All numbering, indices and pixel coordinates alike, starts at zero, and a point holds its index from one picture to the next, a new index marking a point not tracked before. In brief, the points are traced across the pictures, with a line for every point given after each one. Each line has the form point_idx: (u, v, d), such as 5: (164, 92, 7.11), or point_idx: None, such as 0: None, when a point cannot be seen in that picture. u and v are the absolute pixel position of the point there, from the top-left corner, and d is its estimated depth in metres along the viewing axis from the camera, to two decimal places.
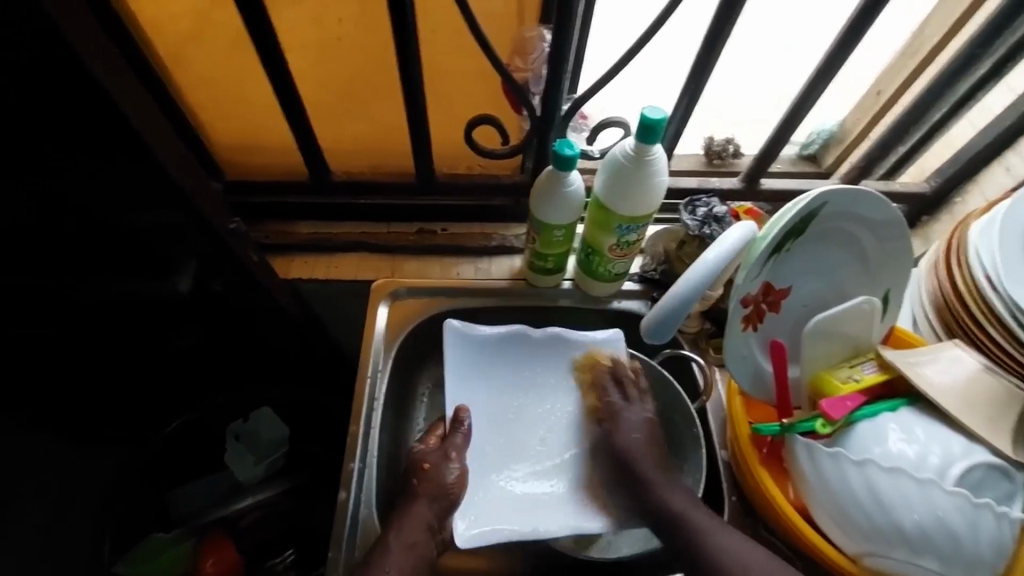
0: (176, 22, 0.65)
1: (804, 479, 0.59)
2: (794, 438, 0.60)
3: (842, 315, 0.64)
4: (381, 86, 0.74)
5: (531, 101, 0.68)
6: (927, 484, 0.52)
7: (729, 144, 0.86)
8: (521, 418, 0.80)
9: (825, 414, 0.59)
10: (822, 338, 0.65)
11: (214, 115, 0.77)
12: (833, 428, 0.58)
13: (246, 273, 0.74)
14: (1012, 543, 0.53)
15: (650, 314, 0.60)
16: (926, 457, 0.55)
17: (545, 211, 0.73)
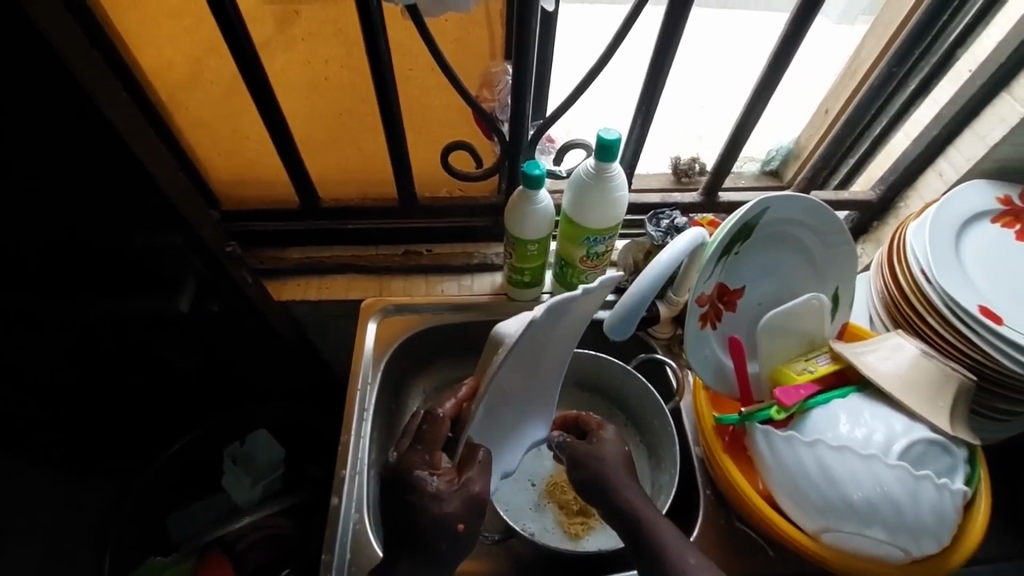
0: (178, 70, 0.72)
1: (764, 463, 0.63)
2: (753, 426, 0.64)
3: (793, 312, 0.69)
4: (363, 118, 0.81)
5: (499, 128, 0.75)
6: (871, 458, 0.57)
7: (696, 163, 0.93)
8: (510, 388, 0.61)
9: (780, 402, 0.64)
10: (777, 334, 0.70)
11: (211, 151, 0.84)
12: (787, 414, 0.63)
13: (241, 294, 0.79)
14: (954, 512, 0.57)
15: (612, 314, 0.65)
16: (872, 436, 0.60)
17: (518, 227, 0.79)
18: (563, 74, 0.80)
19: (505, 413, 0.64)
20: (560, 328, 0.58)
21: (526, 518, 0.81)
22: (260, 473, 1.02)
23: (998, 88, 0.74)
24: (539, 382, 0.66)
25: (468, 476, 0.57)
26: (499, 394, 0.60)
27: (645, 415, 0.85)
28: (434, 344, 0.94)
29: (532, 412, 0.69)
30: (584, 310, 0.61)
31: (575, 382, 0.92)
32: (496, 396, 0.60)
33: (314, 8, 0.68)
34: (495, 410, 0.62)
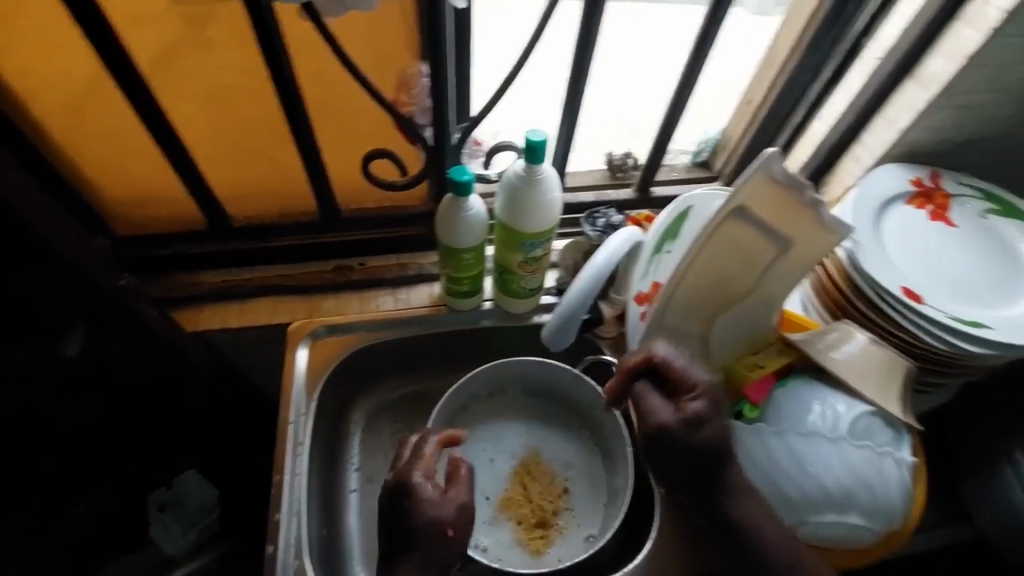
0: (44, 76, 0.65)
1: (735, 465, 0.62)
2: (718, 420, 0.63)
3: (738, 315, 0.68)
4: (273, 128, 0.76)
5: (421, 134, 0.70)
6: (838, 442, 0.59)
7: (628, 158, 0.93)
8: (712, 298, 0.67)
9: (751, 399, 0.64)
10: (730, 330, 0.69)
11: (102, 170, 0.76)
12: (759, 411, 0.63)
13: (144, 329, 0.71)
14: (909, 480, 0.60)
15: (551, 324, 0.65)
16: (834, 423, 0.61)
17: (449, 235, 0.75)
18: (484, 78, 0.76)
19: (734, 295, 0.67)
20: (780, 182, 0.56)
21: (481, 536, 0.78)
22: (189, 521, 0.96)
23: (903, 75, 0.77)
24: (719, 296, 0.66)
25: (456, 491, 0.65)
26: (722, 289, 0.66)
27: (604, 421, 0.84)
28: (373, 364, 0.90)
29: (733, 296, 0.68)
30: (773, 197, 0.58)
31: (529, 387, 0.89)
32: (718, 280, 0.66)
33: (201, 11, 0.62)
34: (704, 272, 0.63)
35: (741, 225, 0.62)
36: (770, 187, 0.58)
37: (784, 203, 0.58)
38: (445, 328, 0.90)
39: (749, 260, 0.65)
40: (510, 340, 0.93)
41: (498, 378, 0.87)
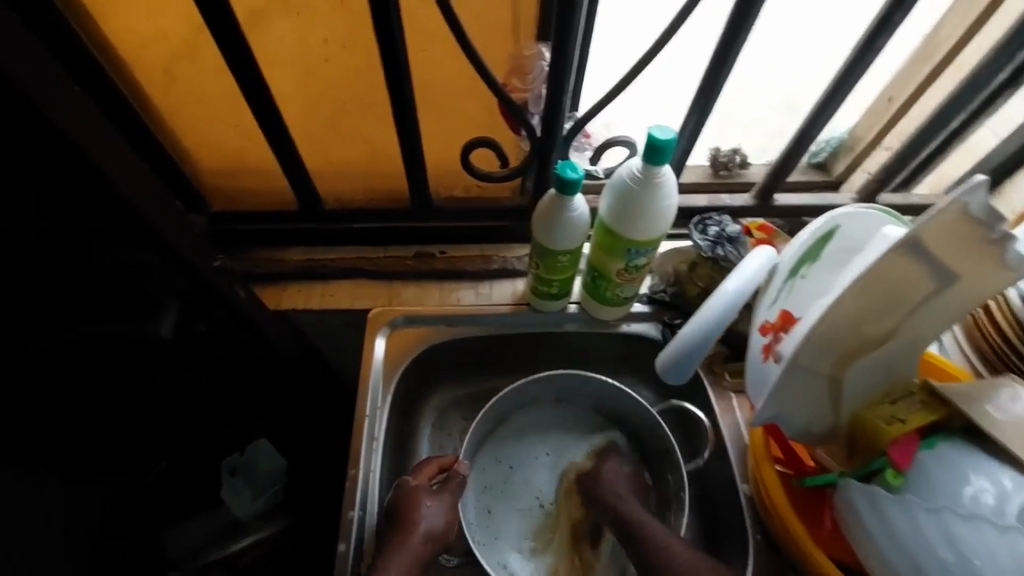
0: (151, 43, 0.63)
1: (869, 538, 0.55)
2: (850, 485, 0.55)
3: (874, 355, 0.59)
4: (371, 108, 0.72)
5: (530, 122, 0.64)
6: (1011, 531, 0.49)
7: (736, 155, 0.86)
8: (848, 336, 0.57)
9: (893, 462, 0.55)
10: (863, 372, 0.60)
11: (200, 140, 0.75)
12: (903, 477, 0.54)
13: (235, 311, 0.69)
14: None
15: (666, 351, 0.58)
16: (1003, 506, 0.51)
17: (547, 235, 0.69)
18: (606, 65, 0.69)
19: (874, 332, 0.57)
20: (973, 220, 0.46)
21: (495, 546, 0.75)
22: (257, 488, 0.95)
23: None
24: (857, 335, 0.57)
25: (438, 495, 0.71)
26: (861, 328, 0.57)
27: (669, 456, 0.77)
28: (450, 359, 0.86)
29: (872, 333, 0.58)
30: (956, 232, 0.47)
31: (597, 404, 0.83)
32: (862, 319, 0.56)
33: None
34: (849, 311, 0.53)
35: (909, 260, 0.51)
36: (961, 224, 0.47)
37: (971, 238, 0.48)
38: (526, 329, 0.85)
39: (906, 295, 0.55)
40: (594, 347, 0.87)
41: (564, 393, 0.82)
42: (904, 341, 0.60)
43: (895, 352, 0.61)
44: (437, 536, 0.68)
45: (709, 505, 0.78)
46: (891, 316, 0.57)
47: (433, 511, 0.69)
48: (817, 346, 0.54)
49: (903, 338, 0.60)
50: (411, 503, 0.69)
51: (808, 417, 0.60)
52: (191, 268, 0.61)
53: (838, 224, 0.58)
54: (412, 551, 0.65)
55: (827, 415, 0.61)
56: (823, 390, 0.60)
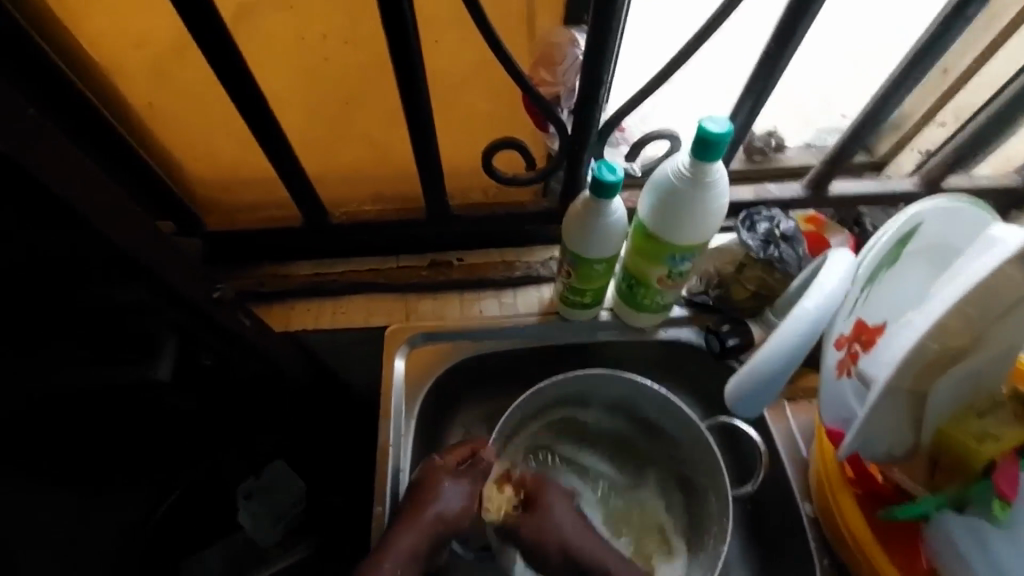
0: (129, 46, 0.56)
1: None
2: (949, 520, 0.48)
3: (968, 370, 0.52)
4: (380, 108, 0.65)
5: (560, 118, 0.57)
6: None
7: (771, 138, 0.81)
8: (941, 350, 0.50)
9: (1001, 493, 0.46)
10: (953, 388, 0.53)
11: (192, 150, 0.68)
12: (1009, 511, 0.46)
13: (240, 341, 0.63)
14: None
15: (738, 379, 0.51)
16: None
17: (580, 243, 0.63)
18: (646, 57, 0.62)
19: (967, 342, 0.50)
20: None
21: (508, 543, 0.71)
22: (277, 511, 0.89)
23: None
24: (949, 347, 0.50)
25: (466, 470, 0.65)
26: (956, 340, 0.50)
27: (704, 467, 0.72)
28: (475, 376, 0.80)
29: (966, 345, 0.51)
30: None
31: (619, 408, 0.76)
32: (958, 331, 0.49)
33: None
34: (948, 324, 0.46)
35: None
36: None
37: None
38: (556, 340, 0.78)
39: (1004, 303, 0.49)
40: (631, 357, 0.80)
41: (584, 394, 0.75)
42: (997, 353, 0.53)
43: (987, 365, 0.53)
44: (454, 521, 0.63)
45: (756, 517, 0.71)
46: (983, 326, 0.50)
47: (453, 493, 0.63)
48: (911, 363, 0.47)
49: (998, 349, 0.53)
50: (426, 482, 0.64)
51: (889, 440, 0.53)
52: (189, 300, 0.54)
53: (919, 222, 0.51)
54: (424, 527, 0.61)
55: (908, 434, 0.54)
56: (906, 407, 0.52)
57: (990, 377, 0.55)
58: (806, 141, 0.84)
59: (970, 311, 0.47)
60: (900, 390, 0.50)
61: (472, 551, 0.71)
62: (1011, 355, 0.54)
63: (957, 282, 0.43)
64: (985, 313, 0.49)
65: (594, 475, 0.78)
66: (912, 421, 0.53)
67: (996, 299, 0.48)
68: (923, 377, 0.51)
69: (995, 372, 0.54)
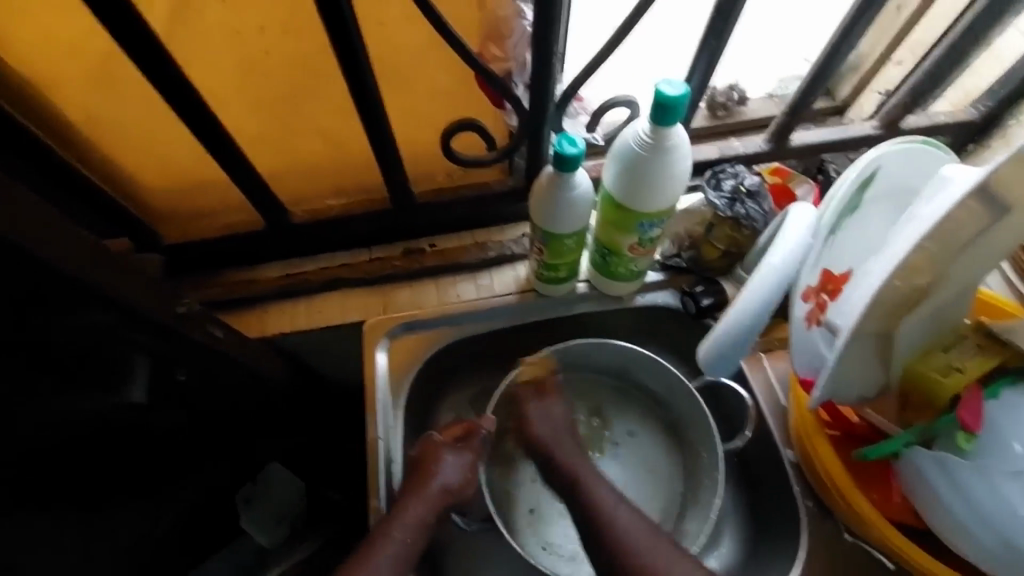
0: (53, 57, 0.53)
1: (940, 508, 0.50)
2: (916, 453, 0.50)
3: (930, 309, 0.54)
4: (329, 99, 0.63)
5: (516, 95, 0.55)
6: None
7: (734, 91, 0.81)
8: (904, 293, 0.51)
9: (963, 425, 0.48)
10: (918, 326, 0.55)
11: (138, 160, 0.66)
12: (973, 442, 0.48)
13: (213, 353, 0.62)
14: None
15: (709, 342, 0.52)
16: None
17: (549, 220, 0.62)
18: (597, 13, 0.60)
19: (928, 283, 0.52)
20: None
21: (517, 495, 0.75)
22: (278, 511, 0.90)
23: None
24: (913, 289, 0.51)
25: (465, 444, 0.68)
26: (918, 281, 0.51)
27: (694, 428, 0.74)
28: (459, 360, 0.80)
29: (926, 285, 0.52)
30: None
31: (614, 375, 0.79)
32: (919, 273, 0.50)
33: None
34: (910, 268, 0.48)
35: (975, 202, 0.46)
36: None
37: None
38: (536, 316, 0.78)
39: (960, 240, 0.50)
40: (612, 325, 0.81)
41: (582, 361, 0.77)
42: (954, 289, 0.55)
43: (947, 302, 0.56)
44: (456, 492, 0.65)
45: (743, 469, 0.74)
46: (943, 263, 0.52)
47: (451, 466, 0.66)
48: (877, 308, 0.48)
49: (955, 286, 0.55)
50: (427, 457, 0.66)
51: (861, 384, 0.55)
52: (156, 321, 0.52)
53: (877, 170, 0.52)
54: (430, 500, 0.63)
55: (879, 374, 0.56)
56: (875, 350, 0.54)
57: (949, 313, 0.57)
58: (767, 92, 0.84)
59: (929, 252, 0.48)
60: (867, 336, 0.51)
61: (474, 522, 0.72)
62: (967, 290, 0.57)
63: (917, 224, 0.44)
64: (943, 253, 0.50)
65: (604, 446, 0.78)
66: (881, 362, 0.55)
67: (956, 240, 0.49)
68: (889, 321, 0.52)
69: (954, 307, 0.57)
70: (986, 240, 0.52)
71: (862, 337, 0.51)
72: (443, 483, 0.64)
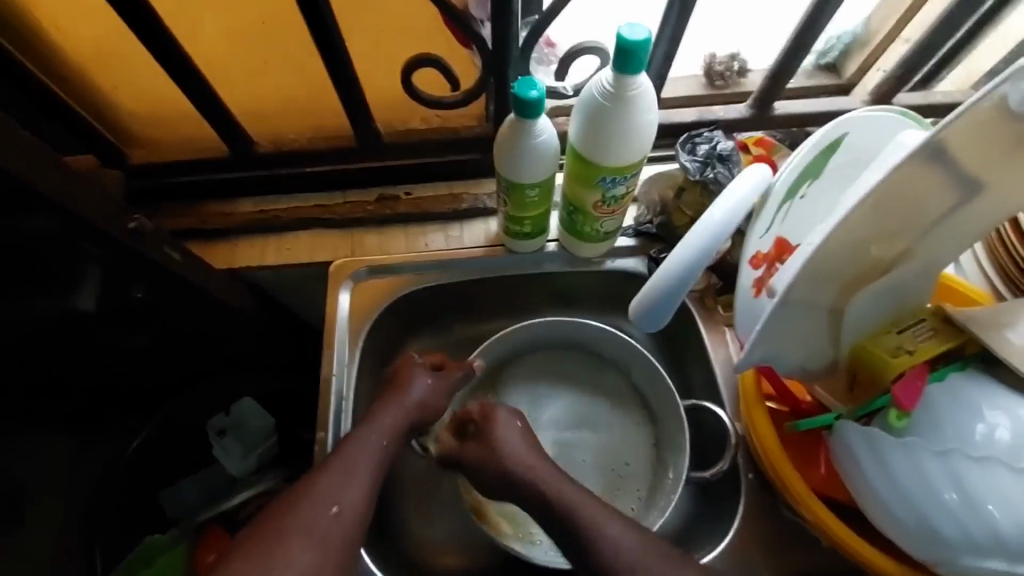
0: None
1: (866, 484, 0.50)
2: (846, 426, 0.50)
3: (884, 286, 0.52)
4: (296, 27, 0.62)
5: (477, 32, 0.54)
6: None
7: (734, 61, 0.78)
8: (856, 266, 0.50)
9: (898, 402, 0.48)
10: (872, 304, 0.53)
11: (108, 82, 0.66)
12: (908, 419, 0.48)
13: (169, 274, 0.62)
14: None
15: (645, 291, 0.53)
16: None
17: (509, 167, 0.61)
18: None
19: (880, 258, 0.50)
20: (994, 117, 0.40)
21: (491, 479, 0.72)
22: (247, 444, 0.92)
23: None
24: (862, 262, 0.49)
25: (449, 371, 0.69)
26: (870, 255, 0.49)
27: (667, 417, 0.72)
28: (425, 309, 0.80)
29: (881, 259, 0.51)
30: (979, 131, 0.41)
31: (590, 354, 0.79)
32: (872, 246, 0.48)
33: None
34: (858, 237, 0.46)
35: (934, 172, 0.44)
36: (999, 122, 0.40)
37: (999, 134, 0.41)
38: (503, 272, 0.78)
39: (919, 217, 0.48)
40: (580, 287, 0.80)
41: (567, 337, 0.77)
42: (916, 269, 0.53)
43: (907, 281, 0.54)
44: (429, 409, 0.66)
45: (697, 439, 0.74)
46: (901, 240, 0.50)
47: (425, 386, 0.66)
48: (819, 277, 0.47)
49: (917, 265, 0.53)
50: (401, 373, 0.67)
51: (802, 356, 0.54)
52: (104, 232, 0.53)
53: (842, 135, 0.50)
54: (404, 409, 0.63)
55: (826, 350, 0.55)
56: (822, 323, 0.52)
57: (910, 294, 0.55)
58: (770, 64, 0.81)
59: (881, 223, 0.46)
60: (810, 307, 0.50)
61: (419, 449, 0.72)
62: (930, 272, 0.55)
63: (862, 188, 0.43)
64: (901, 226, 0.48)
65: (577, 429, 0.76)
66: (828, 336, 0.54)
67: (913, 211, 0.47)
68: (838, 294, 0.51)
69: (914, 289, 0.55)
70: (952, 221, 0.50)
71: (804, 307, 0.49)
72: (418, 395, 0.65)
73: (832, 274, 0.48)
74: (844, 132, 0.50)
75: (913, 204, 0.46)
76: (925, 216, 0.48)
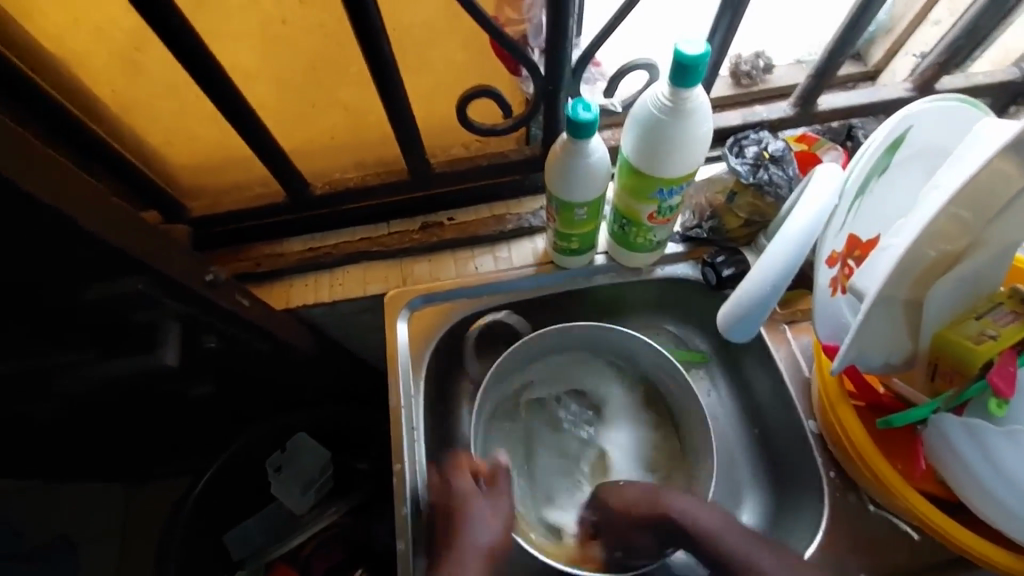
0: (80, 39, 0.55)
1: (970, 475, 0.50)
2: (943, 419, 0.50)
3: (965, 277, 0.51)
4: (349, 71, 0.64)
5: (532, 58, 0.55)
6: None
7: (760, 59, 0.78)
8: (935, 260, 0.50)
9: (997, 391, 0.49)
10: (953, 295, 0.53)
11: (166, 141, 0.68)
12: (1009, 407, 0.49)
13: (238, 322, 0.63)
14: None
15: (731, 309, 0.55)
16: None
17: (563, 188, 0.62)
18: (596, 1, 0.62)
19: (959, 247, 0.50)
20: None
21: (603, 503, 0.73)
22: (307, 480, 0.93)
23: None
24: (940, 254, 0.49)
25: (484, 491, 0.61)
26: (949, 247, 0.49)
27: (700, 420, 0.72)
28: (479, 331, 0.80)
29: (958, 249, 0.50)
30: None
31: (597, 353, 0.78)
32: (950, 238, 0.48)
33: None
34: (938, 233, 0.46)
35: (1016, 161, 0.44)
36: None
37: None
38: (554, 289, 0.78)
39: (993, 203, 0.47)
40: (632, 297, 0.80)
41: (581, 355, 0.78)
42: (996, 255, 0.52)
43: (986, 267, 0.53)
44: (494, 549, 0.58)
45: (765, 441, 0.74)
46: (981, 226, 0.49)
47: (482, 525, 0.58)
48: (902, 274, 0.47)
49: (996, 250, 0.52)
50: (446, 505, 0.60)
51: (888, 352, 0.54)
52: (186, 288, 0.55)
53: (909, 130, 0.50)
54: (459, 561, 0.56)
55: (905, 343, 0.54)
56: (900, 318, 0.52)
57: (989, 279, 0.54)
58: (795, 58, 0.81)
59: (960, 214, 0.46)
60: (893, 305, 0.50)
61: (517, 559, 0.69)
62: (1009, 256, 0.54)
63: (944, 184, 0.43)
64: (981, 213, 0.48)
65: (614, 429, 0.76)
66: (911, 329, 0.54)
67: (992, 199, 0.47)
68: (919, 289, 0.51)
69: (993, 274, 0.54)
70: None
71: (888, 307, 0.50)
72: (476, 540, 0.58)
73: (914, 270, 0.48)
74: (911, 127, 0.50)
75: (991, 193, 0.46)
76: (1007, 200, 0.47)
